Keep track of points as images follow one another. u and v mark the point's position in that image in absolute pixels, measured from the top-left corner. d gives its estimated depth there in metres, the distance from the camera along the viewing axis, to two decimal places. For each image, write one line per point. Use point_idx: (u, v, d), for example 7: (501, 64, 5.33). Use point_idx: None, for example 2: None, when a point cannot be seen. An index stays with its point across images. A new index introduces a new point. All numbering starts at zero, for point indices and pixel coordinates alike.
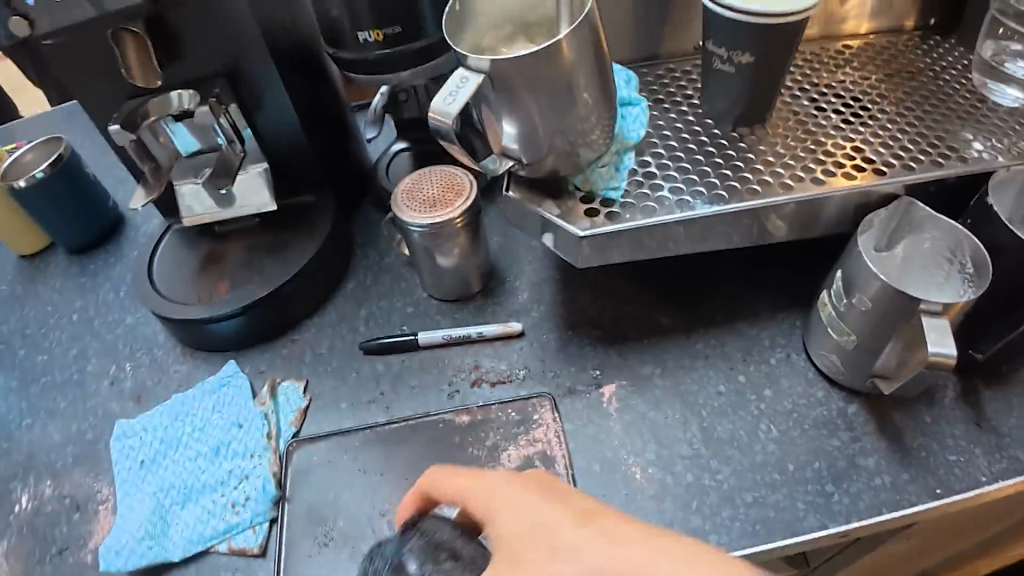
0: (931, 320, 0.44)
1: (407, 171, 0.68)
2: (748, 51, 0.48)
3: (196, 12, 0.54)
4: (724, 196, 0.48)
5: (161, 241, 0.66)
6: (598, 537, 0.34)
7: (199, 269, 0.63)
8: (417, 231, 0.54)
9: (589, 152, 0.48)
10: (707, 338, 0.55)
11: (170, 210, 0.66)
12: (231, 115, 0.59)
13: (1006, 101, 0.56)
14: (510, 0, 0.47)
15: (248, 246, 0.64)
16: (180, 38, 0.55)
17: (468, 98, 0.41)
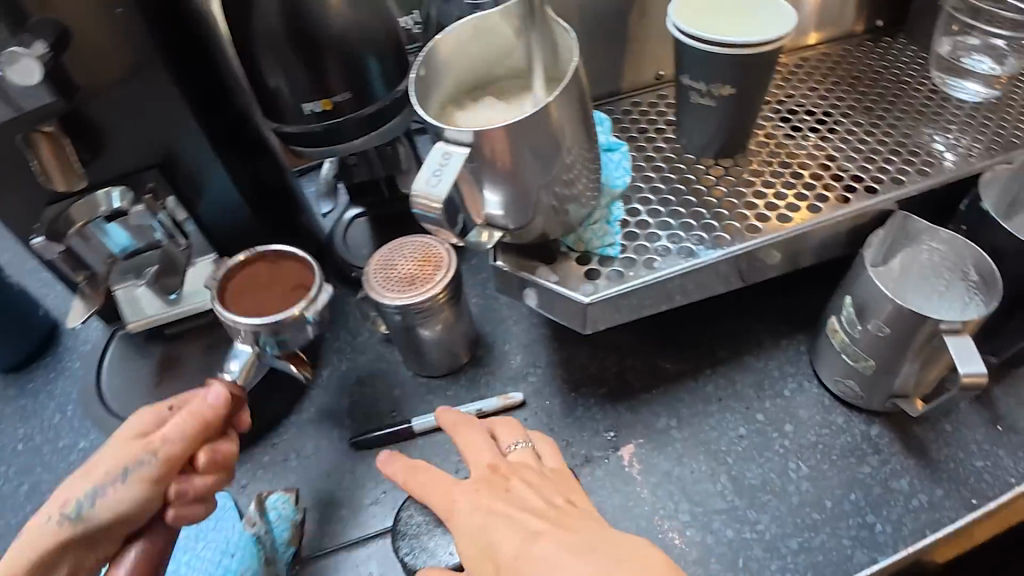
0: (953, 339, 0.43)
1: (367, 239, 0.63)
2: (727, 83, 0.46)
3: (120, 102, 0.48)
4: (726, 238, 0.46)
5: (108, 349, 0.60)
6: (541, 553, 0.37)
7: (155, 378, 0.57)
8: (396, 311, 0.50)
9: (579, 209, 0.45)
10: (716, 378, 0.52)
11: (112, 315, 0.60)
12: (169, 209, 0.53)
13: (969, 95, 0.56)
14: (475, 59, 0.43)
15: (206, 345, 0.59)
16: (104, 132, 0.48)
17: (454, 176, 0.37)
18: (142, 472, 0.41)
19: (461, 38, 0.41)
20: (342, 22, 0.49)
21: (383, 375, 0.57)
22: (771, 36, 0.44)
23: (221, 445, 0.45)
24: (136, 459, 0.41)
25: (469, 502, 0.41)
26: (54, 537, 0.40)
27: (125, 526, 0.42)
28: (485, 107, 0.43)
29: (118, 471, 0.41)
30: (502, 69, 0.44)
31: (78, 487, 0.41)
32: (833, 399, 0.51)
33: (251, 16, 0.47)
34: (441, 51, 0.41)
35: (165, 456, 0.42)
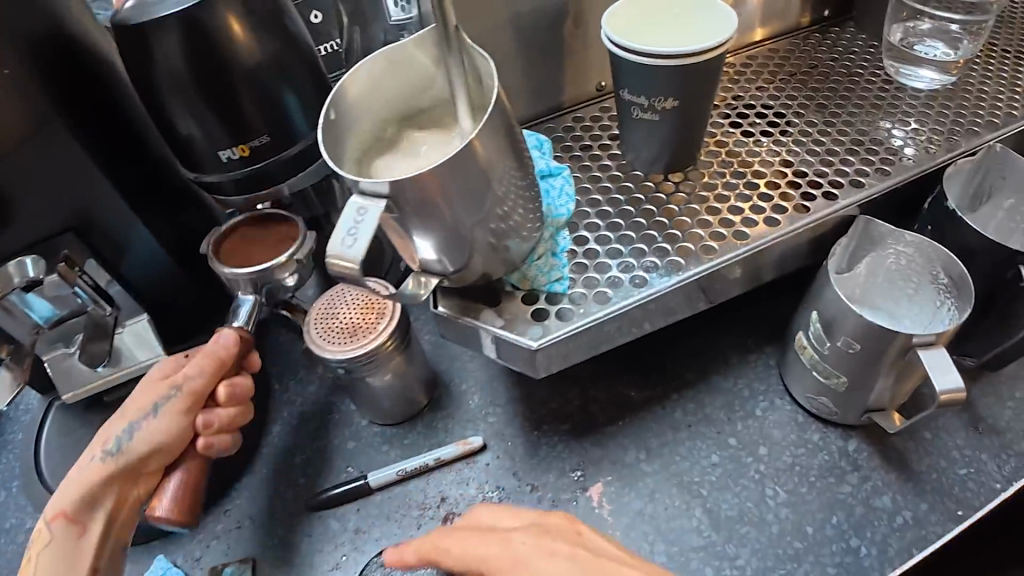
0: (927, 352, 0.40)
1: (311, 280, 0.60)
2: (669, 95, 0.43)
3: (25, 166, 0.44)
4: (680, 262, 0.44)
5: (46, 419, 0.56)
6: None
7: None
8: (339, 366, 0.47)
9: (521, 245, 0.41)
10: (685, 403, 0.50)
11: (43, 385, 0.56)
12: (89, 273, 0.49)
13: (924, 83, 0.54)
14: (392, 94, 0.39)
15: None
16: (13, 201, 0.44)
17: (372, 234, 0.33)
18: (169, 406, 0.45)
19: (371, 74, 0.38)
20: (253, 60, 0.46)
21: (336, 426, 0.54)
22: (717, 41, 0.42)
23: (240, 380, 0.48)
24: (163, 394, 0.45)
25: (544, 553, 0.38)
26: (98, 471, 0.43)
27: (159, 460, 0.45)
28: (410, 145, 0.39)
29: (148, 408, 0.45)
30: (424, 99, 0.40)
31: (116, 425, 0.45)
32: (807, 415, 0.49)
33: (154, 61, 0.43)
34: (350, 92, 0.37)
35: (189, 390, 0.45)
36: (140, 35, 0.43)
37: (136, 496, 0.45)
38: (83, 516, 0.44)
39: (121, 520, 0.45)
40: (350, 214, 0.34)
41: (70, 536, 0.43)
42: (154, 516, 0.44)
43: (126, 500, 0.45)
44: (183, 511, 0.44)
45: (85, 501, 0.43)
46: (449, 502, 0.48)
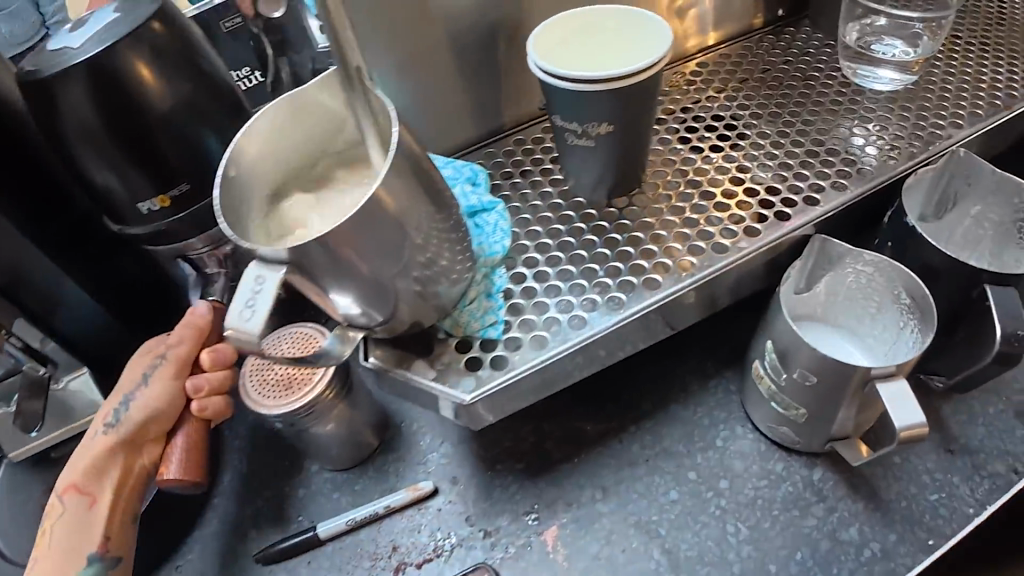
0: (885, 385, 0.38)
1: None
2: (604, 119, 0.41)
3: None
4: (622, 299, 0.41)
5: None
6: None
7: None
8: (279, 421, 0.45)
9: (451, 288, 0.39)
10: (642, 436, 0.48)
11: None
12: (18, 333, 0.46)
13: (882, 84, 0.51)
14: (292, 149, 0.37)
15: None
16: None
17: (270, 306, 0.32)
18: (160, 371, 0.46)
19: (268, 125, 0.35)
20: (167, 105, 0.43)
21: (289, 474, 0.52)
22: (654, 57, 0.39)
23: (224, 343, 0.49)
24: (149, 364, 0.46)
25: None
26: (101, 441, 0.44)
27: (159, 425, 0.46)
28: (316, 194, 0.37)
29: (141, 378, 0.46)
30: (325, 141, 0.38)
31: (113, 401, 0.46)
32: (770, 444, 0.47)
33: (59, 114, 0.41)
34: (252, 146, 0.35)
35: (175, 356, 0.47)
36: (45, 87, 0.40)
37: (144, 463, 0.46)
38: (93, 485, 0.44)
39: (131, 489, 0.45)
40: (248, 282, 0.32)
41: (82, 506, 0.43)
42: (163, 478, 0.44)
43: (133, 468, 0.45)
44: (189, 470, 0.45)
45: (94, 469, 0.44)
46: (401, 552, 0.46)
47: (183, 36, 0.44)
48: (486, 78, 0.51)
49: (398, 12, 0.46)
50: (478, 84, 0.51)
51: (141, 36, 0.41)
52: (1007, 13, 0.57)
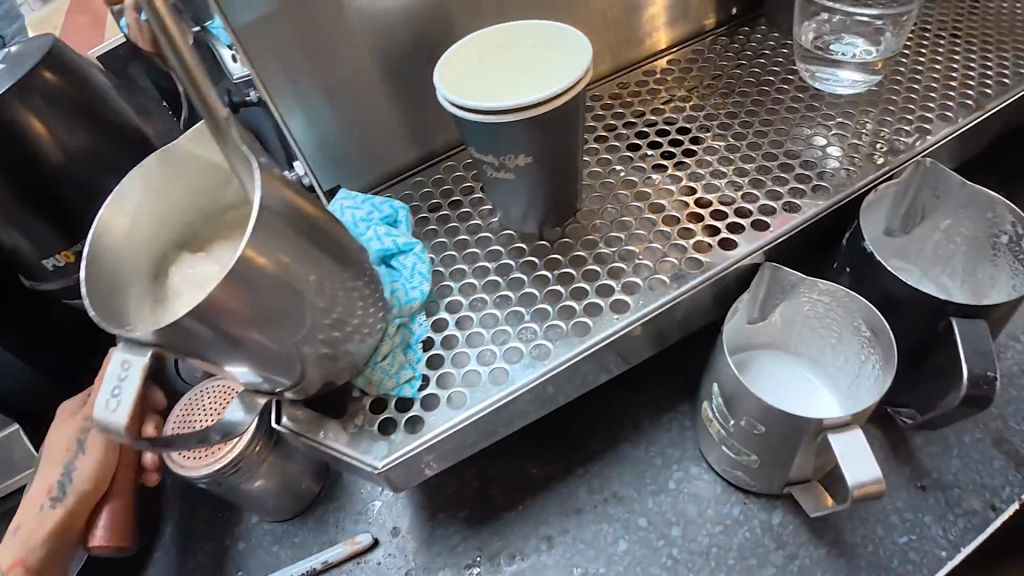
0: (838, 436, 0.35)
1: None
2: (522, 150, 0.37)
3: None
4: (548, 347, 0.37)
5: None
6: None
7: None
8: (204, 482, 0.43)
9: (361, 345, 0.36)
10: (591, 480, 0.45)
11: None
12: None
13: (845, 87, 0.47)
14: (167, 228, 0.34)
15: None
16: None
17: (137, 396, 0.29)
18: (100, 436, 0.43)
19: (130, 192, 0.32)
20: (63, 154, 0.41)
21: (226, 526, 0.49)
22: (575, 75, 0.35)
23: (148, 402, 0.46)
24: (82, 427, 0.43)
25: None
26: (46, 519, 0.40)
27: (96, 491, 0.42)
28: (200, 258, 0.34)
29: (74, 445, 0.43)
30: (203, 199, 0.35)
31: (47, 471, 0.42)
32: (726, 485, 0.44)
33: None
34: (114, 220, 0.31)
35: None
36: None
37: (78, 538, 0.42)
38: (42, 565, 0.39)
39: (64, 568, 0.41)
40: (114, 367, 0.30)
41: None
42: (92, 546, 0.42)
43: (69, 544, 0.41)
44: (123, 535, 0.43)
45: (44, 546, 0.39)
46: None
47: (82, 82, 0.42)
48: (414, 101, 0.48)
49: (308, 38, 0.42)
50: (408, 107, 0.48)
51: (31, 86, 0.39)
52: (981, 3, 0.52)
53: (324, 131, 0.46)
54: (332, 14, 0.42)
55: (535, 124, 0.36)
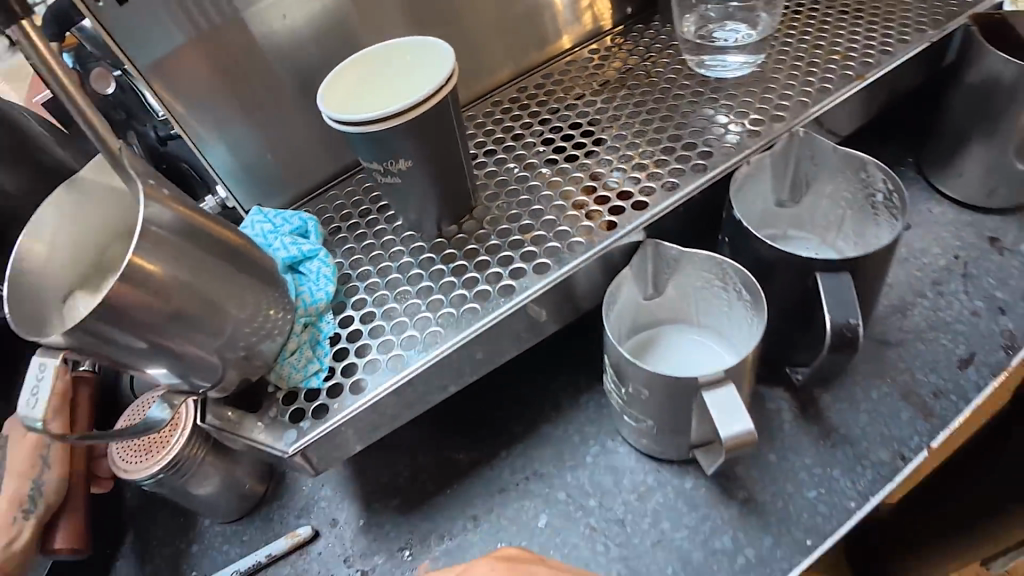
0: (712, 392, 0.36)
1: None
2: (403, 156, 0.40)
3: None
4: (442, 331, 0.41)
5: None
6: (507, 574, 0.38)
7: None
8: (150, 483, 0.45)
9: (271, 344, 0.40)
10: (512, 461, 0.47)
11: None
12: None
13: (730, 70, 0.50)
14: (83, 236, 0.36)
15: None
16: None
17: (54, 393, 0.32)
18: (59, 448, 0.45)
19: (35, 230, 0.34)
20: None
21: (183, 530, 0.52)
22: (438, 82, 0.39)
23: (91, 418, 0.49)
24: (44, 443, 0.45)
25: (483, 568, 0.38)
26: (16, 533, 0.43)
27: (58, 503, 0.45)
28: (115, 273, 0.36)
29: (39, 461, 0.45)
30: (107, 225, 0.37)
31: (13, 485, 0.44)
32: (640, 455, 0.46)
33: None
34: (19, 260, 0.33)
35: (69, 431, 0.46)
36: None
37: (43, 542, 0.45)
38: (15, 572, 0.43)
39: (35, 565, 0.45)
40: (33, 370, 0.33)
41: None
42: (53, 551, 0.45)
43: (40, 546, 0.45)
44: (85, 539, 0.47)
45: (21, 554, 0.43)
46: None
47: (15, 128, 0.46)
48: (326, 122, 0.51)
49: (213, 76, 0.46)
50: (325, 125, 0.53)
51: None
52: None
53: (240, 157, 0.50)
54: (235, 50, 0.46)
55: (408, 127, 0.39)
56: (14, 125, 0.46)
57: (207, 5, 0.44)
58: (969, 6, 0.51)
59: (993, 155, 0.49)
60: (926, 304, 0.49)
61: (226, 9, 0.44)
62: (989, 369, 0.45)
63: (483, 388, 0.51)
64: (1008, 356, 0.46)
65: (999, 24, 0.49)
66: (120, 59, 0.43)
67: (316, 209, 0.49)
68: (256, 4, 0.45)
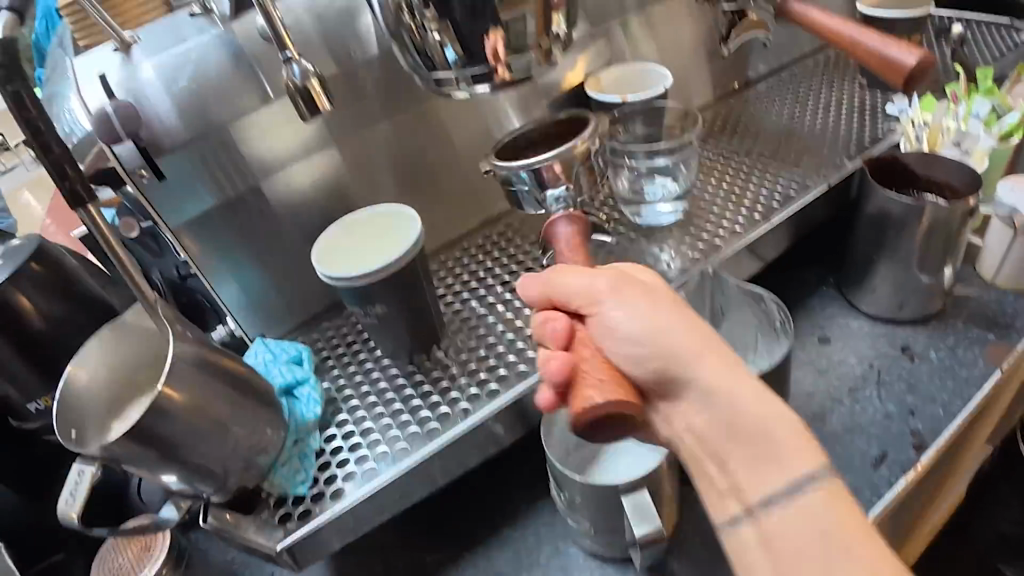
0: (629, 496, 0.43)
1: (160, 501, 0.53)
2: (379, 303, 0.50)
3: None
4: (409, 447, 0.48)
5: None
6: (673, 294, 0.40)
7: None
8: None
9: (266, 455, 0.48)
10: (475, 562, 0.53)
11: None
12: None
13: (662, 219, 0.59)
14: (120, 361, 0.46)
15: None
16: None
17: (86, 493, 0.41)
18: None
19: (77, 365, 0.45)
20: (45, 323, 0.55)
21: None
22: (408, 244, 0.49)
23: None
24: None
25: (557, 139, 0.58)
26: None
27: None
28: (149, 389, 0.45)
29: None
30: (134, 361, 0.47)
31: None
32: (589, 556, 0.52)
33: None
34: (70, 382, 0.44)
35: None
36: None
37: None
38: None
39: None
40: (73, 475, 0.42)
41: None
42: None
43: None
44: None
45: None
46: None
47: (61, 267, 0.57)
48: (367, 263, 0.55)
49: (226, 228, 0.54)
50: None
51: (22, 276, 0.54)
52: (782, 148, 0.66)
53: (247, 292, 0.57)
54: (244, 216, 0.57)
55: (389, 279, 0.48)
56: (61, 269, 0.57)
57: (231, 172, 0.53)
58: (843, 166, 0.63)
59: (899, 279, 0.60)
60: (844, 409, 0.58)
61: (247, 180, 0.54)
62: (899, 466, 0.53)
63: (453, 494, 0.57)
64: (915, 453, 0.54)
65: (890, 163, 0.62)
66: (151, 214, 0.51)
67: (311, 339, 0.58)
68: (271, 177, 0.55)
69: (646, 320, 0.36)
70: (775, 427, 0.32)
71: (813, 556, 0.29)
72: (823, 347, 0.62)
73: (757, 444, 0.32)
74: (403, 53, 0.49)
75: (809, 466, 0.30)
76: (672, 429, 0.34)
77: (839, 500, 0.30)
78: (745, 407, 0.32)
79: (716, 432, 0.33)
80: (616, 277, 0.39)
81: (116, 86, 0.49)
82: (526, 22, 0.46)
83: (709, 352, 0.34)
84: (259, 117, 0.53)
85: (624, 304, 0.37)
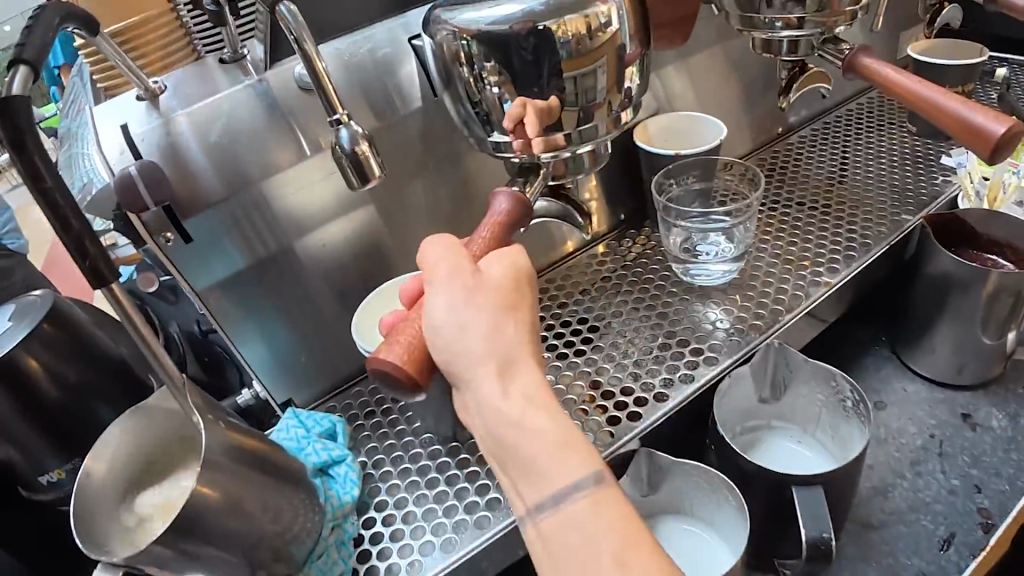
0: None
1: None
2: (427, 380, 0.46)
3: None
4: (456, 537, 0.45)
5: None
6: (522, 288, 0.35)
7: None
8: None
9: (301, 545, 0.44)
10: None
11: None
12: None
13: (715, 281, 0.56)
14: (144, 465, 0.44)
15: None
16: None
17: None
18: None
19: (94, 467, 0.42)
20: (59, 390, 0.51)
21: None
22: None
23: None
24: None
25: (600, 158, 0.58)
26: None
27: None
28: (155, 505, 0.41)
29: None
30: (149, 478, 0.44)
31: None
32: None
33: None
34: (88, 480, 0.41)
35: None
36: None
37: None
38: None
39: None
40: None
41: None
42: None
43: None
44: None
45: None
46: None
47: (75, 326, 0.53)
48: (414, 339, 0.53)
49: (257, 288, 0.50)
50: None
51: (35, 338, 0.50)
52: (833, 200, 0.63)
53: (272, 353, 0.52)
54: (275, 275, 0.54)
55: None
56: (77, 329, 0.53)
57: (263, 230, 0.49)
58: (899, 222, 0.60)
59: (961, 345, 0.57)
60: (906, 483, 0.55)
61: (279, 239, 0.50)
62: (968, 548, 0.50)
63: None
64: (985, 533, 0.51)
65: (952, 220, 0.59)
66: (173, 271, 0.47)
67: (342, 405, 0.54)
68: (306, 235, 0.51)
69: (460, 318, 0.32)
70: (547, 457, 0.30)
71: (578, 553, 0.28)
72: (879, 413, 0.59)
73: (531, 470, 0.30)
74: (455, 104, 0.46)
75: (578, 472, 0.29)
76: (470, 422, 0.33)
77: (604, 505, 0.29)
78: (536, 420, 0.30)
79: (492, 442, 0.31)
80: (462, 262, 0.34)
81: (139, 140, 0.45)
82: (596, 77, 0.43)
83: (504, 358, 0.31)
84: (293, 172, 0.49)
85: (444, 295, 0.33)
